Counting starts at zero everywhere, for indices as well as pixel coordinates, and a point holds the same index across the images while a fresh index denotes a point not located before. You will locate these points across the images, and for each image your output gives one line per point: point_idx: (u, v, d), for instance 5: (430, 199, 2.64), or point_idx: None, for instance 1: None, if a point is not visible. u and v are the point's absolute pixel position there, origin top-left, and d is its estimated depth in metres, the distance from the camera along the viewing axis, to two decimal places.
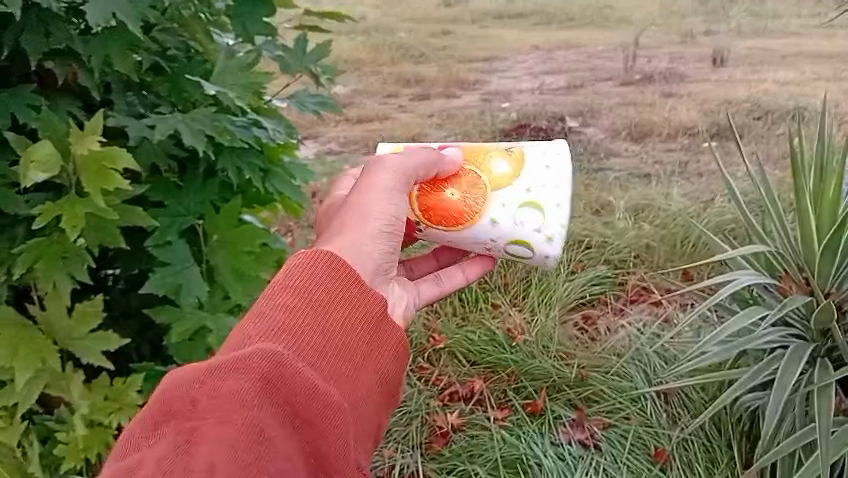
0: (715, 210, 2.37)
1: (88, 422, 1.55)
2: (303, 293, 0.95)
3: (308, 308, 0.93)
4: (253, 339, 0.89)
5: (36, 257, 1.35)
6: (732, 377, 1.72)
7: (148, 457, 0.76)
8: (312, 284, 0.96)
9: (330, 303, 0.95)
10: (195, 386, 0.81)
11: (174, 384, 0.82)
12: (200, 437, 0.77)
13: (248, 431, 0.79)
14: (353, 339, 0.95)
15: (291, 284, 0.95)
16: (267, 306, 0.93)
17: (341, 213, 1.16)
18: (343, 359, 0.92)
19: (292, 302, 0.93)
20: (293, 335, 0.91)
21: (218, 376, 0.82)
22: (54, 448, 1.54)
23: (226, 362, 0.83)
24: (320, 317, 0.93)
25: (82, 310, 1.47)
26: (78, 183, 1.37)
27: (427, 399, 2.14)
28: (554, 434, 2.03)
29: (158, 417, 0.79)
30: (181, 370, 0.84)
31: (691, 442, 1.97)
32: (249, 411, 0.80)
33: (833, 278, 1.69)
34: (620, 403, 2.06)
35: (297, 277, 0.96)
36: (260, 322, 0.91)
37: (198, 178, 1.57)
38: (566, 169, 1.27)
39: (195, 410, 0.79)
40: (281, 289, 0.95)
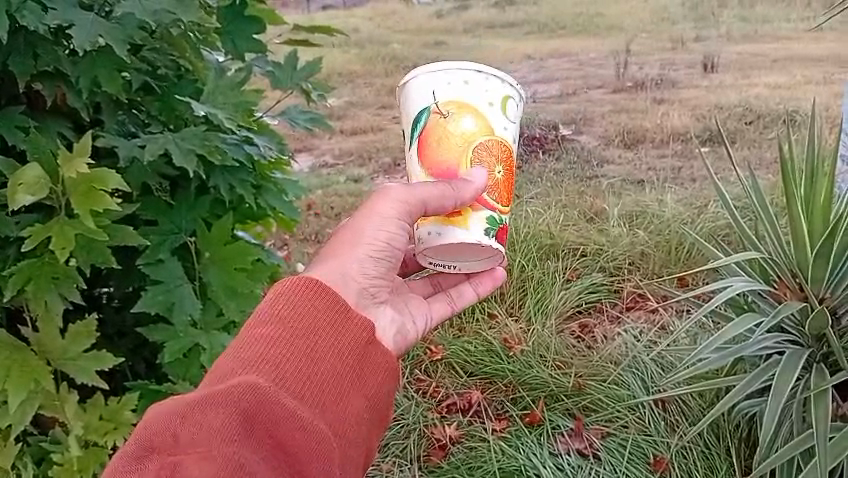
0: (709, 216, 2.39)
1: (83, 443, 1.55)
2: (288, 322, 0.95)
3: (292, 337, 0.93)
4: (237, 370, 0.89)
5: (27, 279, 1.35)
6: (727, 384, 1.71)
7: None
8: (297, 312, 0.96)
9: (313, 332, 0.95)
10: (176, 420, 0.80)
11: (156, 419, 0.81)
12: (182, 472, 0.76)
13: (230, 464, 0.77)
14: (337, 366, 0.94)
15: (276, 314, 0.96)
16: (252, 336, 0.93)
17: (343, 228, 1.19)
18: (328, 387, 0.92)
19: (275, 332, 0.94)
20: (277, 365, 0.90)
21: (200, 409, 0.81)
22: (49, 469, 1.53)
23: (207, 395, 0.83)
24: (305, 346, 0.93)
25: (75, 331, 1.46)
26: (68, 204, 1.37)
27: (424, 412, 2.13)
28: (552, 445, 2.02)
29: (140, 453, 0.79)
30: (164, 405, 0.83)
31: (690, 449, 1.95)
32: (230, 445, 0.79)
33: (827, 283, 1.68)
34: (618, 412, 2.05)
35: (282, 305, 0.96)
36: (244, 353, 0.91)
37: (190, 196, 1.57)
38: (464, 64, 1.18)
39: (177, 446, 0.78)
40: (267, 319, 0.95)
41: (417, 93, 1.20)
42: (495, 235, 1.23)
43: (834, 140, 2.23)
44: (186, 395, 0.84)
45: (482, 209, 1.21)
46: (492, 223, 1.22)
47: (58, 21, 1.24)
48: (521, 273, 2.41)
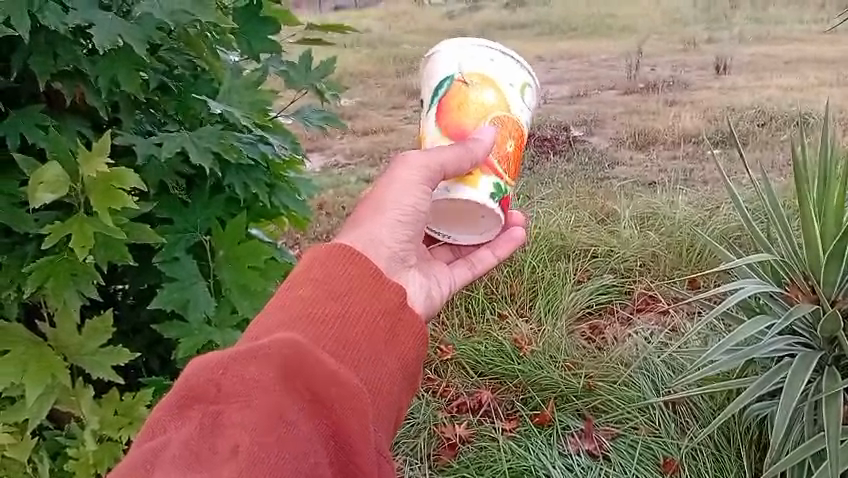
0: (720, 218, 2.39)
1: (98, 437, 1.57)
2: (323, 283, 0.95)
3: (325, 298, 0.93)
4: (272, 327, 0.89)
5: (46, 275, 1.37)
6: (739, 386, 1.70)
7: (175, 437, 0.75)
8: (331, 274, 0.96)
9: (347, 295, 0.95)
10: (217, 367, 0.80)
11: (195, 368, 0.81)
12: (225, 419, 0.76)
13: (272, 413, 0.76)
14: (371, 328, 0.93)
15: (311, 276, 0.95)
16: (285, 297, 0.93)
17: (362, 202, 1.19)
18: (363, 347, 0.91)
19: (310, 293, 0.93)
20: (311, 324, 0.90)
21: (240, 360, 0.80)
22: (65, 463, 1.55)
23: (247, 347, 0.82)
24: (339, 306, 0.93)
25: (91, 326, 1.48)
26: (86, 202, 1.39)
27: (434, 411, 2.13)
28: (563, 445, 2.02)
29: (181, 401, 0.78)
30: (202, 358, 0.83)
31: (700, 451, 1.95)
32: (271, 394, 0.78)
33: (839, 287, 1.68)
34: (628, 413, 2.05)
35: (317, 270, 0.97)
36: (279, 312, 0.91)
37: (205, 195, 1.59)
38: (491, 44, 1.24)
39: (220, 394, 0.78)
40: (300, 281, 0.95)
41: (444, 63, 1.25)
42: (500, 201, 1.24)
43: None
44: (224, 348, 0.84)
45: (491, 175, 1.22)
46: (498, 190, 1.23)
47: (79, 20, 1.26)
48: (532, 273, 2.42)
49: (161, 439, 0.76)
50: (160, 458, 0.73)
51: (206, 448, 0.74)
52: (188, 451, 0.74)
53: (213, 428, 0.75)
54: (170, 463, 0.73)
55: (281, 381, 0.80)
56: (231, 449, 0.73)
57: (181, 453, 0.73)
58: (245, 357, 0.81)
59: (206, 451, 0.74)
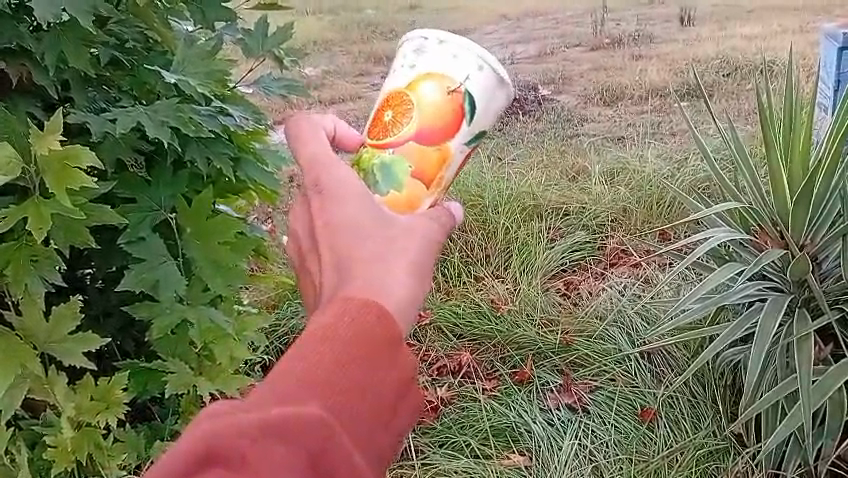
0: (690, 168, 2.44)
1: (75, 423, 1.55)
2: (352, 337, 0.68)
3: (361, 361, 0.67)
4: (285, 392, 0.63)
5: (4, 262, 1.33)
6: (712, 333, 1.72)
7: None
8: (361, 326, 0.69)
9: (382, 357, 0.68)
10: (223, 450, 0.58)
11: (192, 442, 0.59)
12: None
13: None
14: (402, 396, 0.69)
15: (343, 325, 0.69)
16: (301, 351, 0.67)
17: (341, 232, 0.81)
18: (387, 425, 0.67)
19: (340, 349, 0.67)
20: (331, 395, 0.64)
21: (264, 437, 0.59)
22: (43, 452, 1.53)
23: (271, 422, 0.60)
24: (371, 372, 0.67)
25: (58, 312, 1.45)
26: (42, 184, 1.34)
27: (415, 375, 2.14)
28: (542, 401, 2.03)
29: (189, 472, 0.57)
30: (221, 415, 0.61)
31: (676, 399, 1.95)
32: None
33: (807, 229, 1.67)
34: (605, 366, 2.07)
35: (344, 316, 0.70)
36: (289, 372, 0.65)
37: (166, 172, 1.54)
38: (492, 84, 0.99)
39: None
40: (320, 332, 0.68)
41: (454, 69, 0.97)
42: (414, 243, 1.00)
43: (812, 88, 2.27)
44: (236, 412, 0.61)
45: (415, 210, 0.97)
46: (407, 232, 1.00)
47: None
48: (506, 235, 2.40)
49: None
50: None
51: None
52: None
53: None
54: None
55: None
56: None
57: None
58: (257, 444, 0.59)
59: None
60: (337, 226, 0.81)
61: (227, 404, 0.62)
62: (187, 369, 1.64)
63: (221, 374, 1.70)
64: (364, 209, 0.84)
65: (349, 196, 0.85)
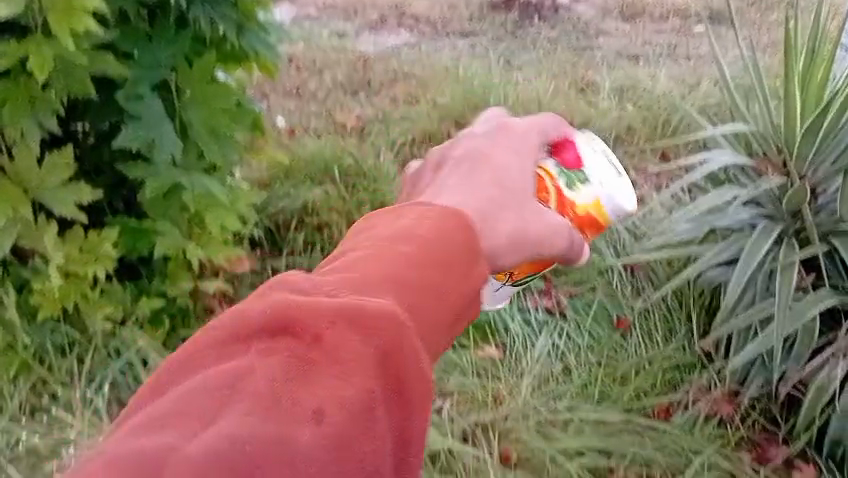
0: (700, 93, 2.32)
1: (63, 272, 1.57)
2: (435, 242, 0.67)
3: (439, 265, 0.66)
4: (362, 281, 0.61)
5: (1, 101, 1.30)
6: (697, 253, 1.71)
7: (244, 385, 0.51)
8: (448, 235, 0.68)
9: (456, 271, 0.67)
10: (303, 320, 0.55)
11: (264, 309, 0.56)
12: (310, 387, 0.52)
13: (358, 402, 0.53)
14: (461, 307, 0.67)
15: (424, 231, 0.68)
16: (376, 250, 0.65)
17: (498, 182, 0.79)
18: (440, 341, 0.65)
19: (419, 252, 0.65)
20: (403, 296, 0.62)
21: (338, 317, 0.56)
22: (30, 297, 1.56)
23: (349, 304, 0.57)
24: (440, 283, 0.65)
25: (53, 160, 1.45)
26: (44, 25, 1.29)
27: None
28: (523, 300, 1.97)
29: (261, 337, 0.54)
30: (294, 291, 0.58)
31: (652, 312, 1.88)
32: (362, 377, 0.54)
33: (810, 162, 1.63)
34: (587, 274, 1.99)
35: (443, 223, 0.70)
36: (366, 265, 0.63)
37: (170, 29, 1.50)
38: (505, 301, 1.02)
39: (290, 366, 0.52)
40: (401, 232, 0.67)
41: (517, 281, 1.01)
42: (562, 160, 0.99)
43: (836, 26, 2.21)
44: (311, 291, 0.58)
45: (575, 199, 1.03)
46: (569, 172, 0.99)
47: None
48: None
49: (208, 393, 0.50)
50: (228, 404, 0.49)
51: (268, 441, 0.48)
52: (250, 435, 0.48)
53: (275, 414, 0.50)
54: (217, 442, 0.47)
55: (369, 377, 0.55)
56: (295, 462, 0.48)
57: (232, 433, 0.47)
58: (333, 327, 0.55)
59: (267, 447, 0.48)
60: (486, 180, 0.78)
61: (302, 283, 0.59)
62: (176, 233, 1.65)
63: (213, 243, 1.71)
64: (519, 167, 0.82)
65: (510, 157, 0.83)
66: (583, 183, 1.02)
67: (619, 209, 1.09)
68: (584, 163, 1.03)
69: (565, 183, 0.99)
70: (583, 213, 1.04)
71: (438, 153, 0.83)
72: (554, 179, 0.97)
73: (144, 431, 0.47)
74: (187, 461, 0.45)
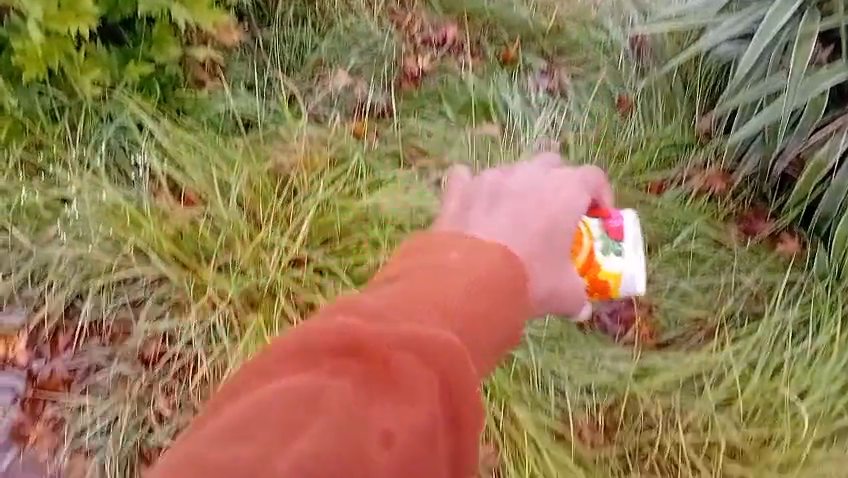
0: None
1: (43, 30, 1.48)
2: (489, 279, 0.69)
3: (487, 303, 0.68)
4: (420, 313, 0.62)
5: None
6: (713, 23, 1.61)
7: (320, 401, 0.52)
8: (499, 271, 0.71)
9: (500, 301, 0.69)
10: (370, 345, 0.56)
11: (336, 328, 0.57)
12: (380, 408, 0.53)
13: (424, 428, 0.53)
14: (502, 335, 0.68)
15: (477, 265, 0.70)
16: (431, 278, 0.66)
17: (547, 231, 0.81)
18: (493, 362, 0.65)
19: (473, 286, 0.67)
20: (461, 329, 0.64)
21: (405, 343, 0.57)
22: (11, 57, 1.48)
23: (418, 334, 0.58)
24: (491, 320, 0.67)
25: None
26: None
27: (399, 43, 1.87)
28: (522, 80, 1.84)
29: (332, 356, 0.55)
30: (362, 317, 0.59)
31: (654, 91, 1.72)
32: (428, 401, 0.55)
33: None
34: (592, 54, 1.85)
35: (501, 262, 0.72)
36: (429, 298, 0.64)
37: None
38: None
39: (364, 388, 0.54)
40: (456, 265, 0.69)
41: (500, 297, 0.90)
42: (600, 228, 0.95)
43: None
44: (374, 317, 0.59)
45: (606, 266, 0.95)
46: (602, 239, 0.95)
47: None
48: None
49: (284, 404, 0.52)
50: (303, 425, 0.51)
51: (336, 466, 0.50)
52: (326, 457, 0.50)
53: (347, 440, 0.51)
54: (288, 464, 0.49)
55: (433, 402, 0.55)
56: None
57: (305, 455, 0.49)
58: (402, 352, 0.56)
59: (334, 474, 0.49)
60: (530, 215, 0.81)
61: (369, 307, 0.61)
62: None
63: (198, 4, 1.60)
64: (561, 201, 0.84)
65: (555, 192, 0.85)
66: (613, 254, 0.96)
67: (634, 295, 0.99)
68: (626, 240, 0.98)
69: (597, 247, 0.94)
70: (600, 282, 0.95)
71: (495, 180, 0.84)
72: (592, 238, 0.94)
73: (227, 439, 0.50)
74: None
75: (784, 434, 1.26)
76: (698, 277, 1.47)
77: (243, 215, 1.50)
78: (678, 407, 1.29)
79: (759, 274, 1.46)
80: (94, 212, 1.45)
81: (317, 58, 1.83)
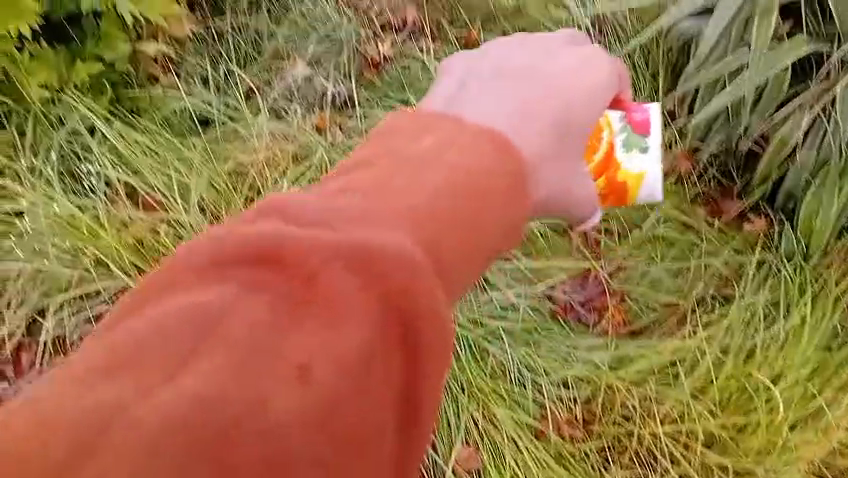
0: None
1: None
2: (461, 174, 0.59)
3: (467, 196, 0.58)
4: (388, 202, 0.54)
5: None
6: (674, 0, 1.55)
7: (221, 332, 0.44)
8: (481, 166, 0.61)
9: (481, 198, 0.59)
10: (291, 257, 0.47)
11: (258, 238, 0.48)
12: (296, 336, 0.45)
13: (352, 358, 0.45)
14: (480, 241, 0.58)
15: (460, 154, 0.61)
16: (408, 164, 0.59)
17: (558, 116, 0.73)
18: (462, 265, 0.56)
19: (451, 179, 0.58)
20: (425, 223, 0.54)
21: (338, 255, 0.48)
22: None
23: (355, 244, 0.48)
24: (470, 213, 0.58)
25: None
26: None
27: (357, 26, 1.80)
28: None
29: (249, 276, 0.47)
30: (297, 220, 0.50)
31: None
32: (356, 328, 0.46)
33: None
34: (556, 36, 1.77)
35: (492, 154, 0.62)
36: (393, 183, 0.56)
37: None
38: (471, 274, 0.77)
39: (279, 315, 0.45)
40: (431, 154, 0.60)
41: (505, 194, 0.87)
42: (627, 126, 1.08)
43: None
44: (311, 220, 0.50)
45: (627, 159, 1.09)
46: (627, 136, 1.08)
47: None
48: None
49: (182, 327, 0.44)
50: (197, 361, 0.43)
51: (238, 395, 0.42)
52: (217, 391, 0.41)
53: (245, 375, 0.42)
54: (180, 392, 0.41)
55: (363, 321, 0.46)
56: (261, 432, 0.41)
57: (187, 391, 0.41)
58: (331, 265, 0.47)
59: (237, 400, 0.41)
60: (537, 93, 0.74)
61: (311, 204, 0.52)
62: None
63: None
64: (573, 80, 0.77)
65: (567, 71, 0.78)
66: (633, 152, 1.10)
67: (650, 196, 1.17)
68: (649, 136, 1.12)
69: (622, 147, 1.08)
70: (622, 179, 1.09)
71: (497, 62, 0.78)
72: (619, 135, 1.06)
73: (103, 373, 0.42)
74: (143, 423, 0.40)
75: (759, 418, 1.28)
76: (667, 260, 1.47)
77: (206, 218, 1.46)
78: (654, 395, 1.31)
79: (727, 256, 1.46)
80: (49, 225, 1.39)
81: (274, 47, 1.76)
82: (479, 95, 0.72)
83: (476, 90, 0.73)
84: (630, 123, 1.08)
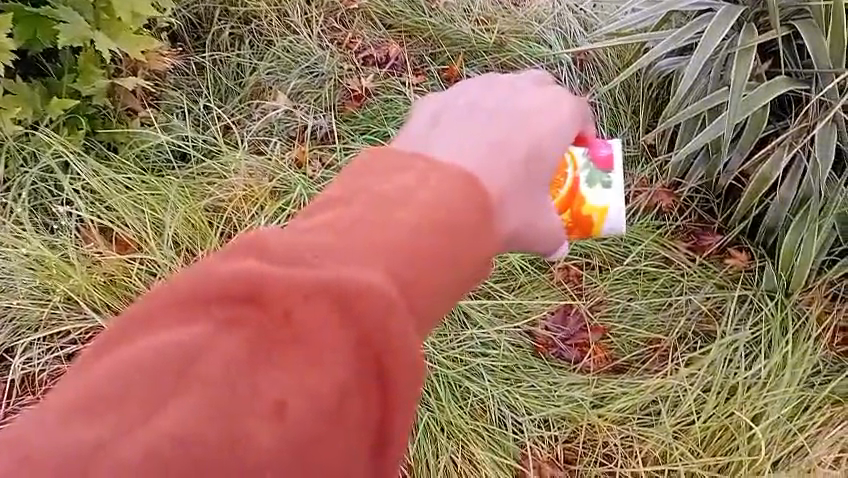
0: None
1: None
2: (434, 214, 0.54)
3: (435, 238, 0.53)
4: (352, 244, 0.50)
5: None
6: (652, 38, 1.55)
7: (193, 372, 0.43)
8: (454, 205, 0.56)
9: (453, 240, 0.54)
10: (271, 294, 0.45)
11: (239, 272, 0.46)
12: (270, 376, 0.44)
13: (328, 400, 0.45)
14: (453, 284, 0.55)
15: (430, 190, 0.55)
16: (369, 203, 0.53)
17: (527, 151, 0.67)
18: (431, 310, 0.52)
19: (418, 221, 0.53)
20: (395, 265, 0.51)
21: (318, 294, 0.46)
22: None
23: (336, 284, 0.47)
24: (440, 256, 0.53)
25: None
26: None
27: (339, 61, 1.80)
28: None
29: (225, 314, 0.45)
30: (274, 254, 0.48)
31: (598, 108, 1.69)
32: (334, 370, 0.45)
33: None
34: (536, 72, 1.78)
35: (462, 191, 0.57)
36: (353, 229, 0.51)
37: None
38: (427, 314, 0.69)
39: (256, 353, 0.44)
40: (399, 190, 0.55)
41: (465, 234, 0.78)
42: (589, 159, 0.93)
43: None
44: (291, 252, 0.48)
45: (589, 194, 0.92)
46: (589, 169, 0.93)
47: None
48: None
49: (156, 369, 0.43)
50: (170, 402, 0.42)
51: (212, 444, 0.42)
52: (190, 432, 0.42)
53: (219, 415, 0.42)
54: (150, 440, 0.41)
55: (339, 364, 0.45)
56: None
57: (162, 437, 0.41)
58: (310, 303, 0.46)
59: (208, 447, 0.42)
60: (506, 128, 0.68)
61: (279, 239, 0.49)
62: (80, 21, 1.44)
63: (123, 33, 1.53)
64: (547, 113, 0.70)
65: (540, 103, 0.71)
66: (597, 185, 0.93)
67: (615, 232, 0.97)
68: (614, 170, 0.96)
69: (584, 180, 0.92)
70: (585, 215, 0.92)
71: (467, 93, 0.71)
72: (579, 168, 0.92)
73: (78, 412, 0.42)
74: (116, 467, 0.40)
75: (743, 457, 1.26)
76: (649, 296, 1.46)
77: (180, 255, 1.43)
78: (636, 434, 1.30)
79: (708, 292, 1.45)
80: (19, 264, 1.37)
81: (255, 81, 1.76)
82: (447, 131, 0.66)
83: (444, 125, 0.66)
84: (590, 156, 0.94)
